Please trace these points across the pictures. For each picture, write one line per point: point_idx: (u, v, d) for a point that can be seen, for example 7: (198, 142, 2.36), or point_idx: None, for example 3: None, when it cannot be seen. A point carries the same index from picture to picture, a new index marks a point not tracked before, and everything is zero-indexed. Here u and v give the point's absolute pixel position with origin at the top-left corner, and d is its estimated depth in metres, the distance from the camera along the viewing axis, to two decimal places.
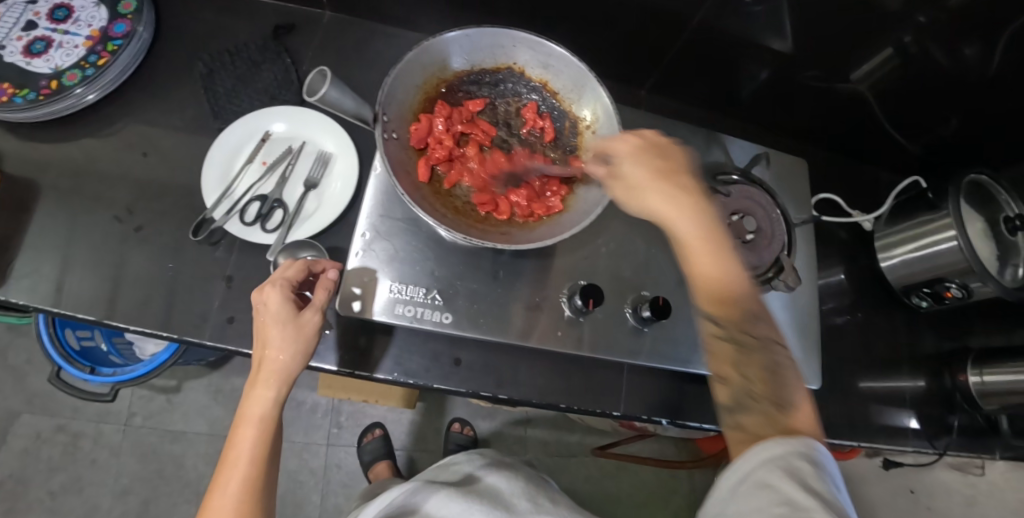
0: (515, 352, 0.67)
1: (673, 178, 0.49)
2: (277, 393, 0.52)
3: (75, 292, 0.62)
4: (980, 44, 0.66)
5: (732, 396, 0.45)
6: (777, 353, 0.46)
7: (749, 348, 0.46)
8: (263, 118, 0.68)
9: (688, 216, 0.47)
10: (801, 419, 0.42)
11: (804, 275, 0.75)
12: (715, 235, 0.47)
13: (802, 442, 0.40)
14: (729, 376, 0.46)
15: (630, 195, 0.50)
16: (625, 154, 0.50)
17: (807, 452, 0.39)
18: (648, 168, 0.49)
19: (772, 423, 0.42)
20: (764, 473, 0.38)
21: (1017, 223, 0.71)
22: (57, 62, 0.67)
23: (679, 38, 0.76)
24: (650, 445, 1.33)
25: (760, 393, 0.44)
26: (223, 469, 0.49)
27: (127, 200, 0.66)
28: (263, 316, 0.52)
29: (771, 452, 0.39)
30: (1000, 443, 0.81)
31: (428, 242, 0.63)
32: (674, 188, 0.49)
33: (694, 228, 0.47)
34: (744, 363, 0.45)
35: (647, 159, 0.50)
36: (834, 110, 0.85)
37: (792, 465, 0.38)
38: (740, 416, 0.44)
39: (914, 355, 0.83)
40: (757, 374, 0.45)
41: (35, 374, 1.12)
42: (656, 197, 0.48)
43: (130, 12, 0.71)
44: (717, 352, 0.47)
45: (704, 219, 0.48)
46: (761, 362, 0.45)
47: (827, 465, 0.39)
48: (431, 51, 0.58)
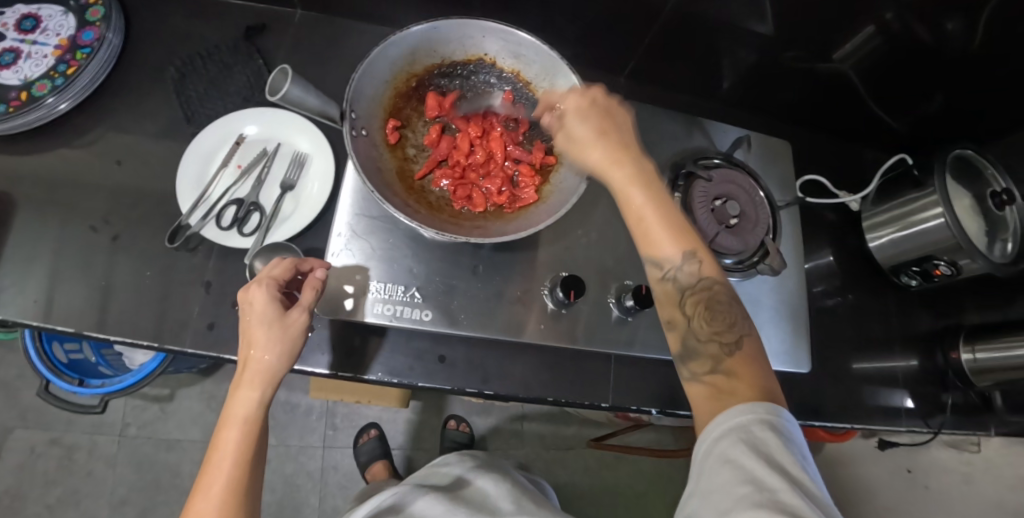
0: (500, 347, 0.66)
1: (611, 135, 0.51)
2: (262, 393, 0.51)
3: (52, 304, 0.61)
4: (961, 18, 0.65)
5: (680, 340, 0.49)
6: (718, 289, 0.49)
7: (689, 286, 0.49)
8: (237, 120, 0.67)
9: (620, 163, 0.49)
10: (744, 358, 0.46)
11: (790, 258, 0.75)
12: (644, 180, 0.49)
13: (763, 408, 0.42)
14: (674, 318, 0.49)
15: (573, 150, 0.52)
16: (569, 111, 0.52)
17: (767, 419, 0.41)
18: (586, 125, 0.51)
19: (717, 363, 0.46)
20: (727, 445, 0.41)
21: (1004, 197, 0.69)
22: (26, 73, 0.66)
23: (655, 23, 0.75)
24: (648, 435, 1.33)
25: (704, 331, 0.48)
26: (205, 472, 0.49)
27: (102, 209, 0.66)
28: (248, 315, 0.52)
29: (734, 421, 0.42)
30: (995, 419, 0.81)
31: (406, 240, 0.62)
32: (609, 141, 0.50)
33: (629, 177, 0.49)
34: (684, 300, 0.49)
35: (588, 116, 0.51)
36: (815, 91, 0.84)
37: (754, 434, 0.40)
38: (690, 362, 0.48)
39: (905, 334, 0.83)
40: (696, 310, 0.48)
41: (27, 388, 1.12)
42: (593, 152, 0.50)
43: (98, 19, 0.70)
44: (661, 296, 0.49)
45: (635, 166, 0.50)
46: (700, 298, 0.48)
47: (788, 429, 0.41)
48: (398, 45, 0.57)
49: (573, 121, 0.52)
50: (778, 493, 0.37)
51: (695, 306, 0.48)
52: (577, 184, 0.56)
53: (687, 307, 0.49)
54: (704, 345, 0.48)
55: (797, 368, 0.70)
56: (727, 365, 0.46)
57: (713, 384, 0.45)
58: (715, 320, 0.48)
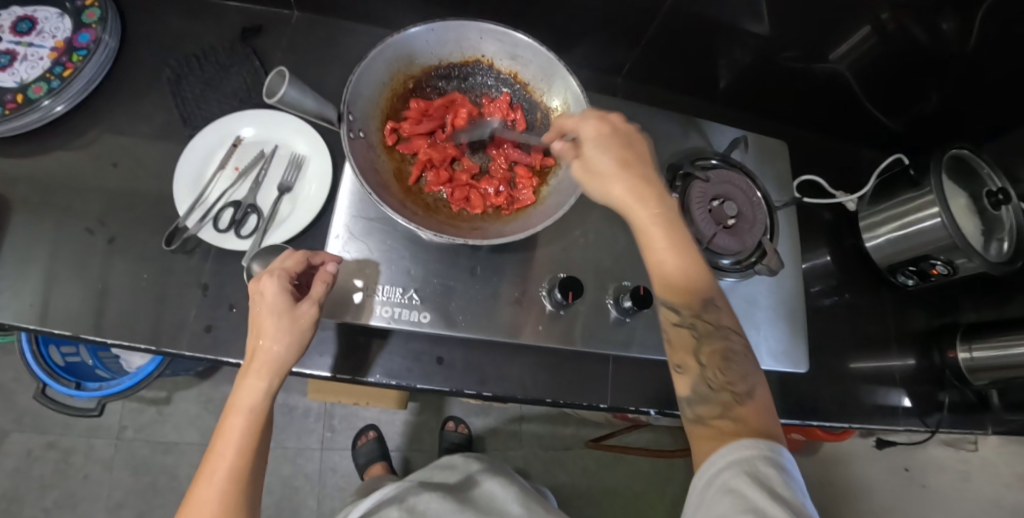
0: (499, 348, 0.66)
1: (634, 166, 0.50)
2: (269, 384, 0.52)
3: (49, 307, 0.61)
4: (956, 19, 0.65)
5: (690, 384, 0.48)
6: (731, 338, 0.49)
7: (703, 334, 0.49)
8: (234, 122, 0.67)
9: (648, 204, 0.49)
10: (756, 409, 0.46)
11: (788, 258, 0.75)
12: (669, 226, 0.49)
13: (766, 445, 0.42)
14: (686, 363, 0.49)
15: (591, 181, 0.51)
16: (588, 139, 0.51)
17: (770, 455, 0.42)
18: (608, 155, 0.50)
19: (727, 410, 0.46)
20: (730, 476, 0.41)
21: (999, 197, 0.70)
22: (22, 75, 0.66)
23: (652, 24, 0.75)
24: (646, 435, 1.33)
25: (716, 380, 0.47)
26: (210, 457, 0.50)
27: (98, 212, 0.65)
28: (259, 305, 0.52)
29: (738, 454, 0.42)
30: (992, 417, 0.81)
31: (403, 241, 0.62)
32: (635, 177, 0.50)
33: (652, 215, 0.49)
34: (700, 348, 0.49)
35: (608, 146, 0.50)
36: (812, 91, 0.84)
37: (757, 469, 0.41)
38: (698, 405, 0.47)
39: (902, 333, 0.83)
40: (710, 359, 0.48)
41: (23, 391, 1.11)
42: (618, 185, 0.49)
43: (94, 21, 0.70)
44: (675, 338, 0.50)
45: (662, 208, 0.49)
46: (714, 347, 0.49)
47: (790, 468, 0.42)
48: (395, 47, 0.57)
49: (591, 150, 0.51)
50: None
51: (710, 356, 0.48)
52: (574, 186, 0.56)
53: (701, 354, 0.49)
54: (716, 391, 0.47)
55: (795, 368, 0.70)
56: (736, 412, 0.45)
57: (721, 429, 0.44)
58: (729, 370, 0.48)
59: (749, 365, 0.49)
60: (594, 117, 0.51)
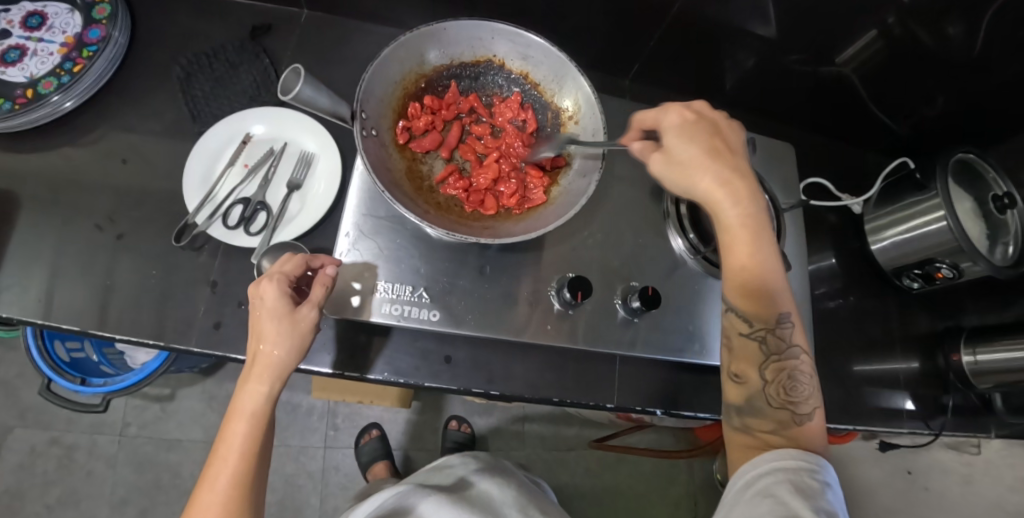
0: (506, 348, 0.66)
1: (724, 157, 0.50)
2: (270, 388, 0.52)
3: (60, 303, 0.61)
4: (964, 24, 0.65)
5: (746, 395, 0.49)
6: (797, 357, 0.50)
7: (772, 350, 0.49)
8: (244, 120, 0.67)
9: (738, 199, 0.49)
10: (811, 431, 0.48)
11: (794, 259, 0.75)
12: (755, 222, 0.49)
13: (814, 460, 0.44)
14: (746, 376, 0.50)
15: (673, 171, 0.50)
16: (673, 131, 0.51)
17: (813, 468, 0.43)
18: (697, 148, 0.50)
19: (780, 428, 0.47)
20: (772, 482, 0.42)
21: (1005, 201, 0.71)
22: (32, 71, 0.66)
23: (661, 26, 0.75)
24: (648, 436, 1.34)
25: (777, 398, 0.48)
26: (213, 462, 0.50)
27: (108, 208, 0.65)
28: (259, 310, 0.52)
29: (781, 464, 0.43)
30: (995, 421, 0.81)
31: (412, 240, 0.62)
32: (724, 168, 0.49)
33: (741, 213, 0.49)
34: (764, 363, 0.49)
35: (695, 136, 0.50)
36: (819, 94, 0.84)
37: (798, 479, 0.42)
38: (749, 417, 0.49)
39: (907, 336, 0.83)
40: (774, 375, 0.49)
41: (26, 387, 1.11)
42: (705, 179, 0.49)
43: (104, 17, 0.70)
44: (739, 348, 0.50)
45: (752, 204, 0.49)
46: (780, 364, 0.49)
47: (830, 483, 0.43)
48: (408, 46, 0.58)
49: (673, 140, 0.51)
50: None
51: (775, 372, 0.49)
52: (585, 187, 0.56)
53: (765, 369, 0.49)
54: (771, 408, 0.48)
55: None
56: (790, 431, 0.47)
57: (769, 443, 0.47)
58: (790, 388, 0.49)
59: (809, 383, 0.49)
60: (677, 108, 0.52)
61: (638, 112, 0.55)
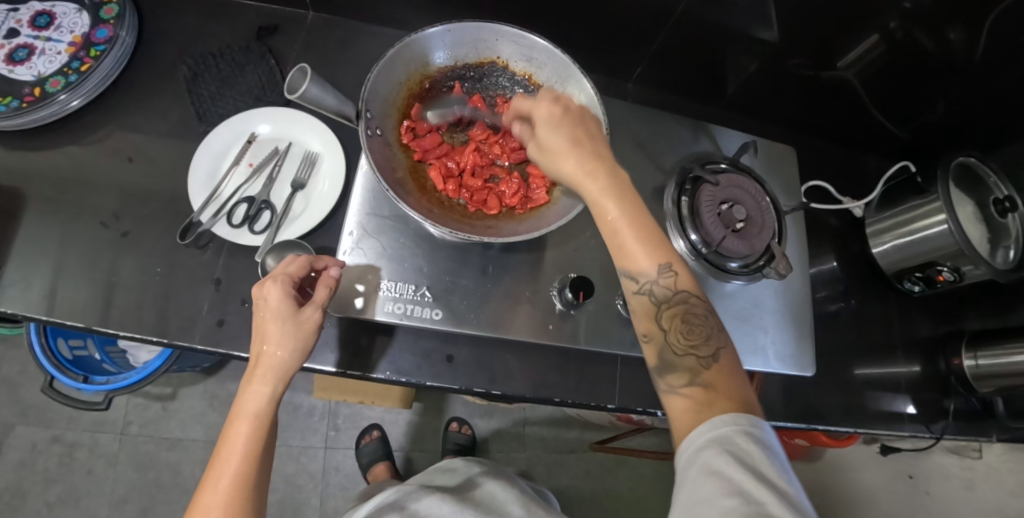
0: (508, 347, 0.66)
1: (586, 145, 0.50)
2: (274, 389, 0.53)
3: (66, 300, 0.62)
4: (964, 28, 0.66)
5: (657, 352, 0.49)
6: (691, 303, 0.49)
7: (664, 301, 0.49)
8: (250, 120, 0.68)
9: (598, 179, 0.49)
10: (719, 372, 0.47)
11: (796, 262, 0.75)
12: (623, 199, 0.48)
13: (743, 419, 0.42)
14: (652, 332, 0.49)
15: (546, 159, 0.51)
16: (541, 120, 0.50)
17: (749, 430, 0.42)
18: (561, 134, 0.49)
19: (694, 376, 0.47)
20: (713, 456, 0.40)
21: (1006, 205, 0.71)
22: (40, 70, 0.67)
23: (664, 29, 0.75)
24: (649, 439, 1.33)
25: (680, 345, 0.48)
26: (216, 463, 0.50)
27: (113, 205, 0.66)
28: (263, 311, 0.53)
29: (717, 432, 0.42)
30: (996, 425, 0.81)
31: (416, 239, 0.63)
32: (585, 151, 0.49)
33: (604, 192, 0.48)
34: (661, 314, 0.49)
35: (560, 125, 0.50)
36: (822, 98, 0.84)
37: (736, 445, 0.41)
38: (668, 375, 0.48)
39: (908, 339, 0.83)
40: (673, 323, 0.49)
41: (28, 385, 1.12)
42: (570, 164, 0.49)
43: (112, 17, 0.70)
44: (638, 308, 0.50)
45: (609, 181, 0.49)
46: (675, 311, 0.49)
47: (768, 440, 0.42)
48: (413, 47, 0.58)
49: (544, 131, 0.50)
50: (762, 502, 0.37)
51: (672, 320, 0.49)
52: None
53: (663, 320, 0.49)
54: (681, 357, 0.48)
55: (801, 372, 0.70)
56: (704, 377, 0.46)
57: (693, 398, 0.45)
58: (690, 331, 0.48)
59: (709, 323, 0.49)
60: (547, 98, 0.51)
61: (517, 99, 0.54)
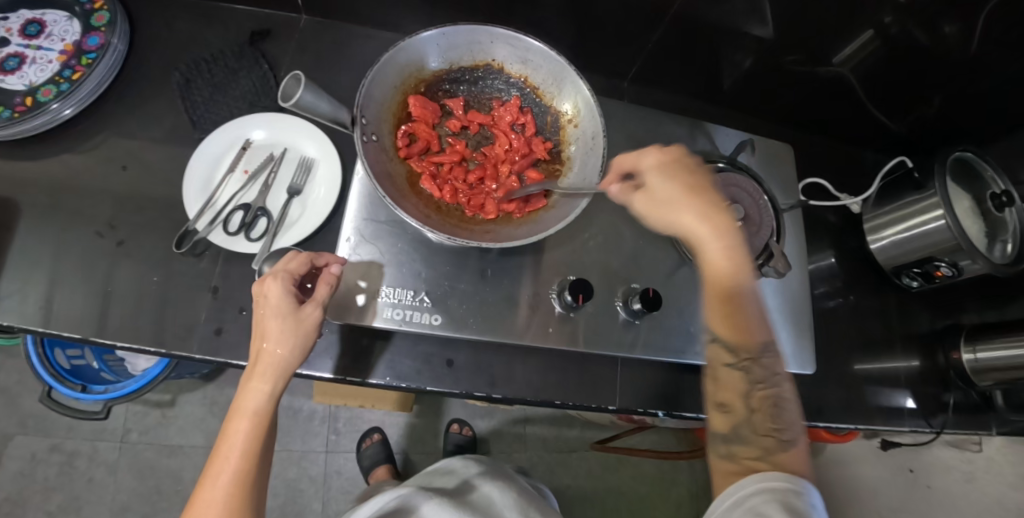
0: (507, 350, 0.66)
1: (701, 194, 0.52)
2: (272, 387, 0.52)
3: (62, 310, 0.61)
4: (959, 23, 0.66)
5: (732, 423, 0.51)
6: (780, 386, 0.52)
7: (754, 379, 0.52)
8: (243, 126, 0.67)
9: (719, 235, 0.51)
10: (793, 458, 0.49)
11: (794, 259, 0.75)
12: (738, 257, 0.51)
13: (795, 482, 0.46)
14: (731, 404, 0.52)
15: (655, 210, 0.52)
16: (653, 169, 0.53)
17: (797, 489, 0.46)
18: (675, 183, 0.52)
19: (765, 454, 0.49)
20: (760, 502, 0.45)
21: (1004, 199, 0.71)
22: (31, 79, 0.66)
23: (660, 27, 0.75)
24: (649, 437, 1.33)
25: (760, 424, 0.50)
26: (215, 459, 0.50)
27: (108, 214, 0.65)
28: (263, 307, 0.52)
29: (768, 484, 0.46)
30: (996, 418, 0.81)
31: (413, 244, 0.62)
32: (706, 205, 0.51)
33: (719, 248, 0.51)
34: (748, 390, 0.51)
35: (676, 176, 0.52)
36: (818, 94, 0.84)
37: (784, 499, 0.45)
38: (734, 444, 0.50)
39: (906, 334, 0.83)
40: (755, 404, 0.51)
41: (27, 394, 1.11)
42: (689, 214, 0.51)
43: (103, 24, 0.70)
44: (723, 378, 0.52)
45: (730, 241, 0.51)
46: (760, 392, 0.51)
47: (814, 502, 0.45)
48: (408, 51, 0.58)
49: (655, 179, 0.52)
50: None
51: (758, 401, 0.51)
52: (585, 189, 0.57)
53: (749, 397, 0.51)
54: (755, 434, 0.50)
55: (801, 370, 0.70)
56: (774, 457, 0.48)
57: (754, 469, 0.48)
58: (774, 417, 0.50)
59: (793, 412, 0.52)
60: (654, 149, 0.53)
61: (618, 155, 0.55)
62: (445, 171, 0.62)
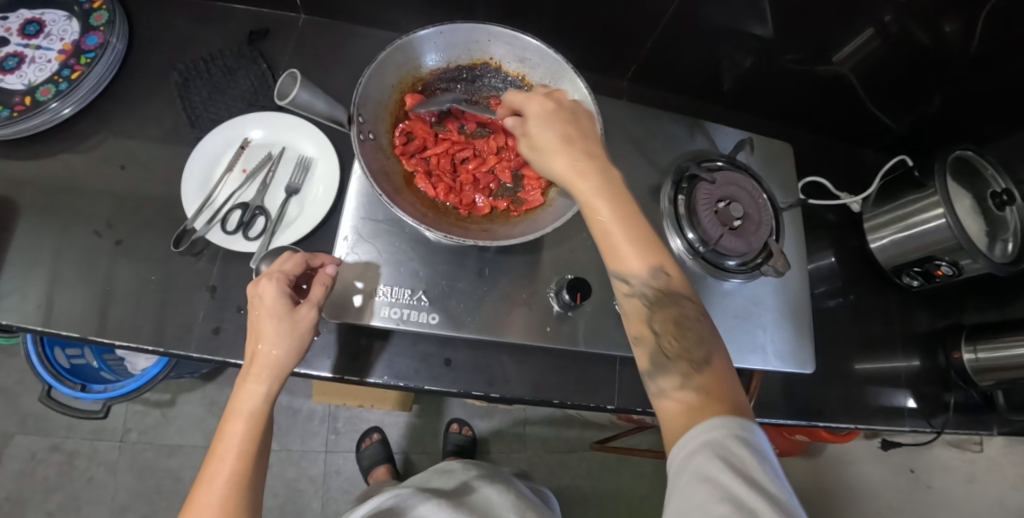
0: (506, 350, 0.66)
1: (576, 142, 0.50)
2: (268, 388, 0.52)
3: (60, 309, 0.61)
4: (959, 21, 0.65)
5: (648, 355, 0.48)
6: (686, 305, 0.48)
7: (658, 304, 0.48)
8: (242, 125, 0.67)
9: (593, 178, 0.49)
10: (715, 374, 0.45)
11: (794, 258, 0.75)
12: (614, 197, 0.48)
13: (736, 423, 0.41)
14: (642, 334, 0.49)
15: (537, 158, 0.51)
16: (533, 116, 0.51)
17: (743, 436, 0.40)
18: (552, 131, 0.50)
19: (687, 381, 0.45)
20: (704, 461, 0.39)
21: (1004, 198, 0.71)
22: (30, 78, 0.66)
23: (658, 26, 0.75)
24: (650, 437, 1.33)
25: (672, 348, 0.47)
26: (211, 462, 0.50)
27: (107, 214, 0.65)
28: (258, 308, 0.52)
29: (710, 436, 0.40)
30: (997, 418, 0.81)
31: (411, 243, 0.62)
32: (579, 151, 0.49)
33: (596, 190, 0.48)
34: (652, 316, 0.48)
35: (552, 123, 0.50)
36: (818, 93, 0.84)
37: (729, 451, 0.39)
38: (659, 377, 0.47)
39: (907, 334, 0.83)
40: (664, 327, 0.48)
41: (27, 394, 1.11)
42: (561, 160, 0.49)
43: (102, 24, 0.70)
44: (630, 312, 0.49)
45: (604, 183, 0.49)
46: (667, 314, 0.48)
47: (761, 446, 0.40)
48: (405, 49, 0.58)
49: (536, 126, 0.50)
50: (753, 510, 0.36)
51: (663, 323, 0.48)
52: None
53: (655, 323, 0.48)
54: (673, 360, 0.47)
55: (801, 369, 0.70)
56: (695, 380, 0.45)
57: (681, 401, 0.44)
58: (683, 336, 0.47)
59: (704, 328, 0.48)
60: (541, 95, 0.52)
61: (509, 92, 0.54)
62: (441, 171, 0.61)
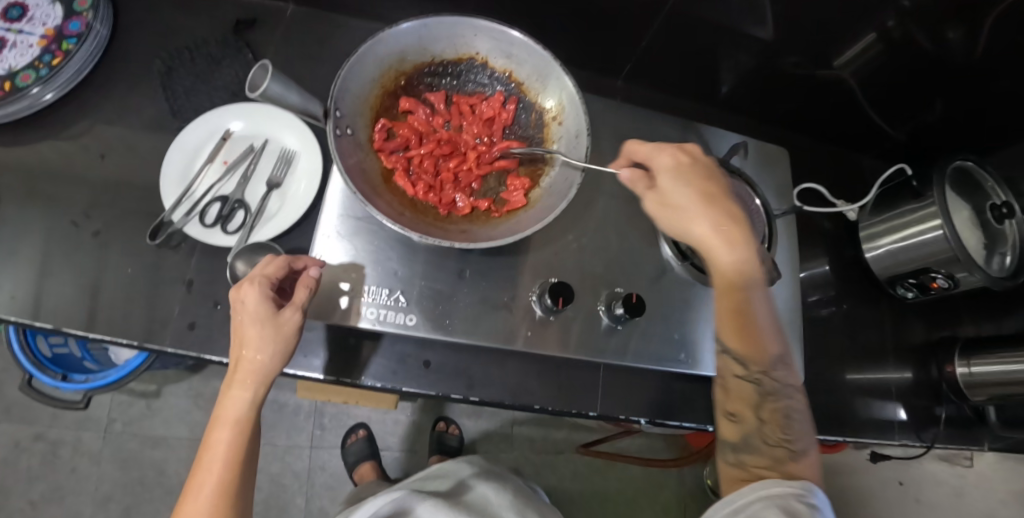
0: (485, 353, 0.65)
1: (716, 201, 0.53)
2: (253, 394, 0.51)
3: (31, 300, 0.60)
4: (963, 29, 0.63)
5: (742, 433, 0.51)
6: (793, 401, 0.52)
7: (766, 392, 0.52)
8: (224, 115, 0.66)
9: (732, 247, 0.53)
10: (806, 469, 0.48)
11: (786, 267, 0.73)
12: (747, 270, 0.53)
13: (801, 486, 0.46)
14: (742, 415, 0.52)
15: (663, 212, 0.54)
16: (666, 171, 0.53)
17: (801, 493, 0.45)
18: (691, 189, 0.53)
19: (775, 465, 0.48)
20: (760, 508, 0.44)
21: (1004, 210, 0.68)
22: (11, 63, 0.64)
23: (654, 25, 0.73)
24: (639, 441, 1.32)
25: (772, 436, 0.50)
26: (197, 471, 0.49)
27: (83, 202, 0.64)
28: (240, 314, 0.51)
29: (768, 490, 0.46)
30: (988, 433, 0.80)
31: (391, 241, 0.61)
32: (718, 214, 0.53)
33: (730, 261, 0.53)
34: (761, 404, 0.52)
35: (689, 179, 0.53)
36: (818, 97, 0.82)
37: (789, 505, 0.44)
38: (744, 454, 0.51)
39: (900, 346, 0.82)
40: (769, 416, 0.51)
41: (10, 382, 1.10)
42: (703, 224, 0.53)
43: (86, 9, 0.68)
44: (734, 388, 0.53)
45: (742, 253, 0.53)
46: (774, 407, 0.51)
47: (820, 507, 0.45)
48: (386, 43, 0.56)
49: (667, 180, 0.53)
50: None
51: (770, 413, 0.51)
52: (568, 189, 0.55)
53: (761, 410, 0.52)
54: (766, 445, 0.50)
55: None
56: (786, 467, 0.48)
57: (760, 477, 0.48)
58: (788, 429, 0.51)
59: (807, 425, 0.52)
60: (669, 151, 0.54)
61: (630, 141, 0.56)
62: (420, 168, 0.60)
